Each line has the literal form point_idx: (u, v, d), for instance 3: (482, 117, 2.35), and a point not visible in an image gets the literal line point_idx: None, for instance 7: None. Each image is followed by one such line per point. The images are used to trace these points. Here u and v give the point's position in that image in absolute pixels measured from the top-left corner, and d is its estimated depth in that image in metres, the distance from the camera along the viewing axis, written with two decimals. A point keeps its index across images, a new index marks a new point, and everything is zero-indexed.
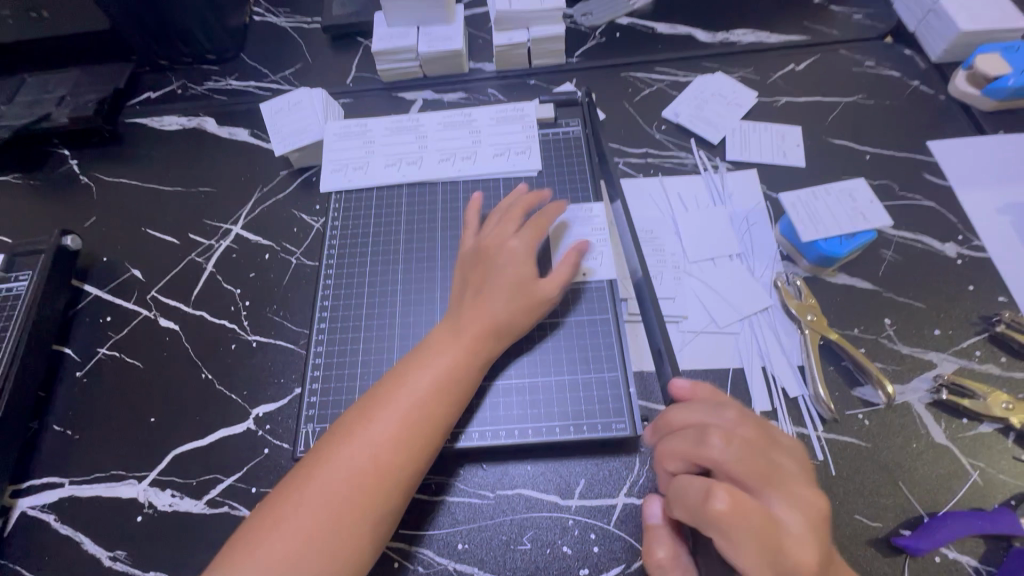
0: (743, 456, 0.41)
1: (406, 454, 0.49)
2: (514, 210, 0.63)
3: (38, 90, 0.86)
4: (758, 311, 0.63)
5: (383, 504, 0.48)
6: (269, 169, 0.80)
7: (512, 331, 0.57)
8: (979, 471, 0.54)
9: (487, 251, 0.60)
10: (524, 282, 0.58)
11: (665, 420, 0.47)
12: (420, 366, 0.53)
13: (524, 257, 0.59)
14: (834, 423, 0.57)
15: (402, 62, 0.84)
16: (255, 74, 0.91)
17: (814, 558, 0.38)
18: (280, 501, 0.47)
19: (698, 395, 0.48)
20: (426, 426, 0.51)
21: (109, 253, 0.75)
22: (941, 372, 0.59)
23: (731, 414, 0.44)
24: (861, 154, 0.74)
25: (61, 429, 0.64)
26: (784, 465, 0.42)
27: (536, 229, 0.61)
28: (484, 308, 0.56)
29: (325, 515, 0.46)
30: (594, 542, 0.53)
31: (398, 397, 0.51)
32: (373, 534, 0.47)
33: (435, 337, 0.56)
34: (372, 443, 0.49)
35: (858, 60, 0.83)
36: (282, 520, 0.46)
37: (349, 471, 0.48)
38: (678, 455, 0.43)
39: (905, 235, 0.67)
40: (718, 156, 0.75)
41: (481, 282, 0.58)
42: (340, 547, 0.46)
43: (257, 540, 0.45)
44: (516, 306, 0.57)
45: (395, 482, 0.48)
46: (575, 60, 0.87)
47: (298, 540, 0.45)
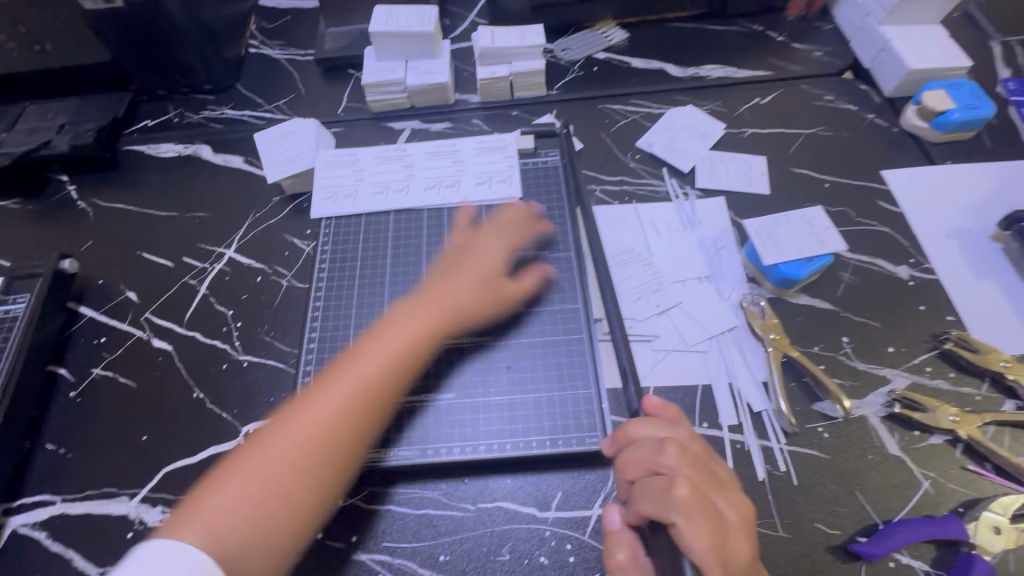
0: (695, 461, 0.46)
1: (355, 419, 0.54)
2: (502, 218, 0.72)
3: (38, 118, 0.89)
4: (725, 330, 0.67)
5: (326, 464, 0.52)
6: (262, 195, 0.84)
7: (471, 320, 0.64)
8: (930, 480, 0.57)
9: (466, 249, 0.69)
10: (490, 279, 0.66)
11: (624, 433, 0.51)
12: (378, 340, 0.60)
13: (499, 258, 0.68)
14: (795, 436, 0.60)
15: (391, 93, 0.89)
16: (250, 103, 0.95)
17: (749, 553, 0.43)
18: (237, 459, 0.51)
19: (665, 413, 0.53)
20: (376, 390, 0.56)
21: (105, 276, 0.78)
22: (894, 387, 0.63)
23: (683, 428, 0.50)
24: (821, 183, 0.79)
25: (54, 447, 0.65)
26: (722, 476, 0.48)
27: (511, 233, 0.70)
28: (446, 293, 0.64)
29: (274, 470, 0.50)
30: (570, 552, 0.55)
31: (352, 367, 0.57)
32: (314, 494, 0.51)
33: (394, 317, 0.63)
34: (323, 408, 0.54)
35: (818, 94, 0.89)
36: (236, 474, 0.50)
37: (299, 430, 0.53)
38: (639, 461, 0.47)
39: (861, 258, 0.72)
40: (689, 183, 0.80)
41: (452, 269, 0.67)
42: (282, 500, 0.50)
43: (211, 497, 0.49)
44: (478, 298, 0.64)
45: (341, 444, 0.53)
46: (555, 92, 0.92)
47: (247, 490, 0.49)
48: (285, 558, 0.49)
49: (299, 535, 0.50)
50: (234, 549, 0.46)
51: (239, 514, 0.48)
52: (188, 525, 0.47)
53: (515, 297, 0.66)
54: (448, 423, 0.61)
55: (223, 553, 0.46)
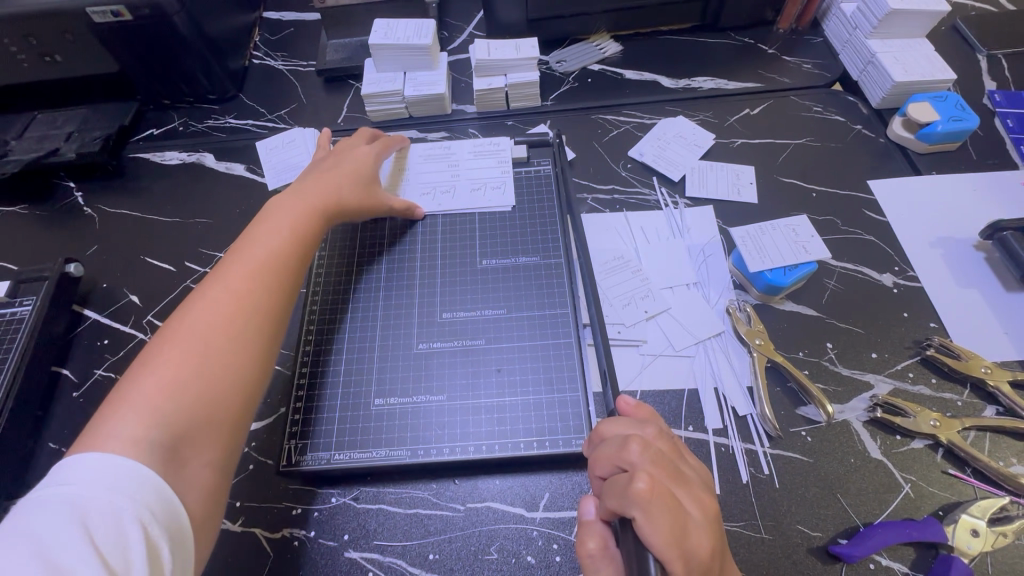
0: (658, 458, 0.47)
1: (266, 285, 0.60)
2: (365, 131, 0.81)
3: (48, 127, 0.92)
4: (711, 336, 0.69)
5: (251, 320, 0.57)
6: (262, 202, 0.86)
7: (358, 210, 0.73)
8: (911, 484, 0.59)
9: (337, 153, 0.77)
10: (369, 176, 0.75)
11: (599, 432, 0.52)
12: (263, 230, 0.65)
13: (367, 157, 0.76)
14: (779, 440, 0.61)
15: (389, 104, 0.91)
16: (252, 113, 0.98)
17: (711, 549, 0.43)
18: (149, 356, 0.53)
19: (638, 412, 0.54)
20: (284, 262, 0.63)
21: (109, 280, 0.80)
22: (876, 392, 0.64)
23: (652, 426, 0.50)
24: (808, 192, 0.80)
25: (56, 446, 0.67)
26: (689, 474, 0.48)
27: (381, 145, 0.80)
28: (324, 178, 0.72)
29: (200, 351, 0.53)
30: (556, 552, 0.56)
31: (246, 257, 0.62)
32: (244, 350, 0.56)
33: (269, 214, 0.67)
34: (233, 284, 0.59)
35: (807, 106, 0.90)
36: (153, 364, 0.52)
37: (213, 313, 0.56)
38: (605, 458, 0.48)
39: (846, 266, 0.73)
40: (679, 192, 0.82)
41: (320, 172, 0.73)
42: (214, 377, 0.53)
43: (133, 385, 0.50)
44: (359, 192, 0.73)
45: (260, 305, 0.59)
46: (549, 103, 0.94)
47: (172, 375, 0.51)
48: (233, 427, 0.53)
49: (240, 420, 0.54)
50: (176, 421, 0.49)
51: (170, 394, 0.50)
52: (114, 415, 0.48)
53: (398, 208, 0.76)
54: (439, 424, 0.62)
55: (168, 428, 0.48)
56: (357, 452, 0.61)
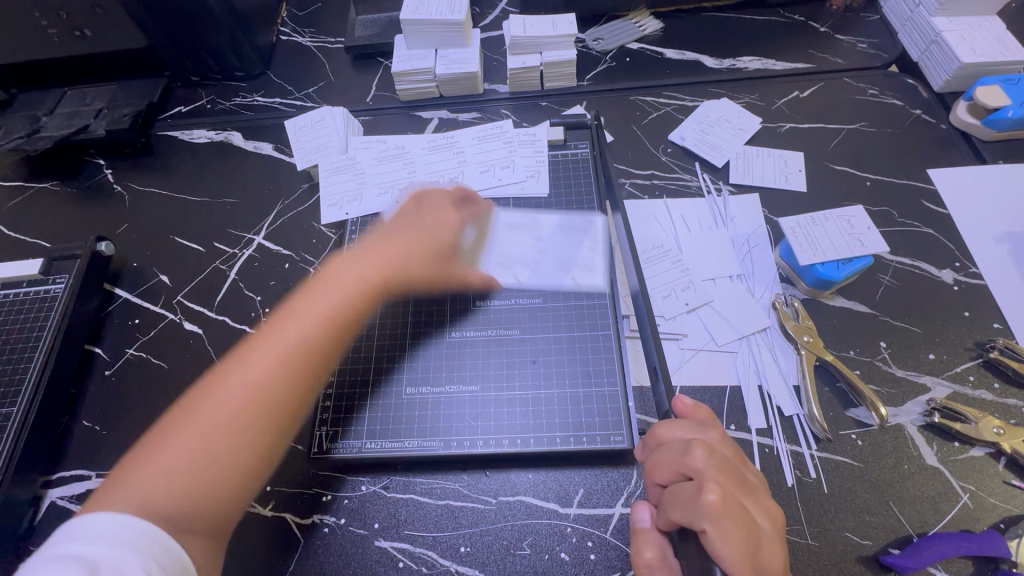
0: (724, 465, 0.44)
1: (287, 376, 0.50)
2: (448, 191, 0.68)
3: (78, 103, 0.91)
4: (756, 331, 0.65)
5: (263, 418, 0.48)
6: (291, 182, 0.84)
7: (422, 279, 0.61)
8: (970, 494, 0.55)
9: (416, 212, 0.64)
10: (444, 245, 0.63)
11: (653, 435, 0.49)
12: (315, 294, 0.55)
13: (450, 226, 0.64)
14: (827, 442, 0.59)
15: (421, 82, 0.88)
16: (280, 91, 0.96)
17: (781, 561, 0.42)
18: (158, 431, 0.47)
19: (695, 414, 0.51)
20: (318, 342, 0.52)
21: (139, 259, 0.80)
22: (934, 396, 0.60)
23: (714, 431, 0.48)
24: (862, 181, 0.76)
25: (90, 424, 0.67)
26: (752, 481, 0.46)
27: (466, 217, 0.67)
28: (393, 243, 0.60)
29: (201, 444, 0.46)
30: (591, 550, 0.55)
31: (291, 324, 0.52)
32: (248, 454, 0.47)
33: (333, 269, 0.57)
34: (263, 364, 0.50)
35: (861, 88, 0.85)
36: (157, 447, 0.46)
37: (225, 399, 0.48)
38: (666, 464, 0.46)
39: (902, 260, 0.69)
40: (722, 179, 0.78)
41: (395, 232, 0.62)
42: (211, 476, 0.46)
43: (137, 464, 0.45)
44: (426, 261, 0.61)
45: (273, 408, 0.49)
46: (585, 83, 0.90)
47: (166, 468, 0.45)
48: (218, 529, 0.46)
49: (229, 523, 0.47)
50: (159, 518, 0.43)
51: (158, 493, 0.43)
52: (105, 496, 0.43)
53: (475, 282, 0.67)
54: (470, 415, 0.61)
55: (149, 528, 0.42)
56: (389, 441, 0.60)
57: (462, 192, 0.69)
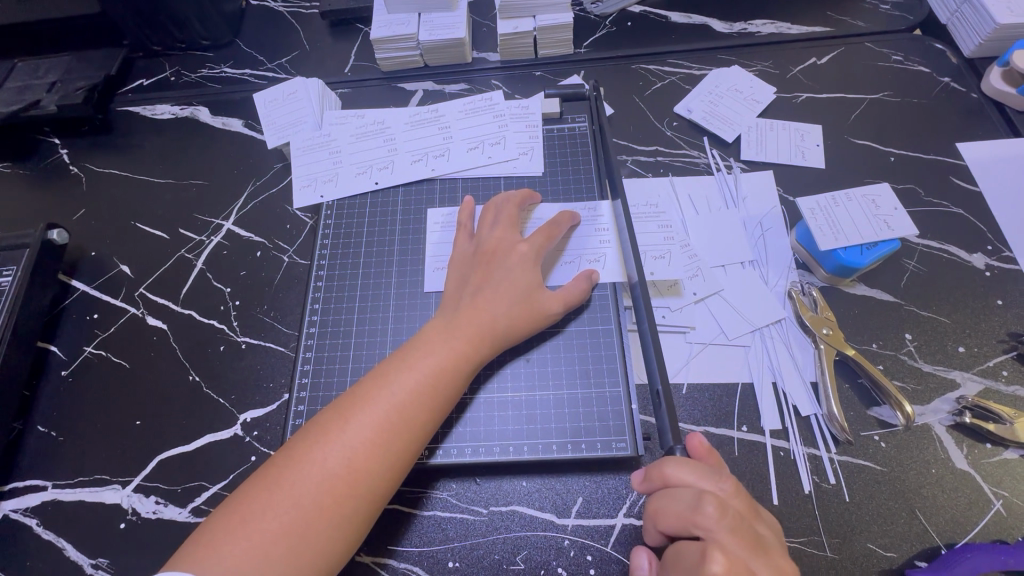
0: (737, 526, 0.40)
1: (386, 458, 0.47)
2: (510, 210, 0.61)
3: (28, 76, 0.83)
4: (770, 323, 0.60)
5: (361, 503, 0.46)
6: (262, 162, 0.77)
7: (513, 337, 0.55)
8: (1002, 501, 0.51)
9: (489, 254, 0.58)
10: (530, 290, 0.56)
11: (660, 471, 0.43)
12: (405, 365, 0.51)
13: (530, 263, 0.58)
14: (848, 445, 0.54)
15: (402, 51, 0.80)
16: (250, 61, 0.88)
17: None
18: (251, 499, 0.45)
19: (707, 456, 0.44)
20: (417, 422, 0.49)
21: (98, 248, 0.73)
22: (964, 393, 0.55)
23: (728, 481, 0.42)
24: (885, 156, 0.69)
25: (46, 430, 0.62)
26: (765, 534, 0.41)
27: (545, 236, 0.59)
28: (481, 302, 0.55)
29: (295, 522, 0.44)
30: (591, 564, 0.50)
31: (380, 397, 0.49)
32: (342, 542, 0.45)
33: (423, 337, 0.54)
34: (355, 441, 0.47)
35: (885, 54, 0.78)
36: (248, 519, 0.44)
37: (323, 475, 0.45)
38: (673, 516, 0.41)
39: (929, 244, 0.63)
40: (733, 155, 0.71)
41: (480, 284, 0.56)
42: (304, 557, 0.43)
43: (223, 536, 0.43)
44: (517, 312, 0.55)
45: (368, 489, 0.46)
46: (582, 50, 0.82)
47: (257, 545, 0.43)
48: None
49: None
50: None
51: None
52: (203, 562, 0.42)
53: (560, 312, 0.57)
54: (458, 419, 0.56)
55: None
56: None
57: (520, 205, 0.63)
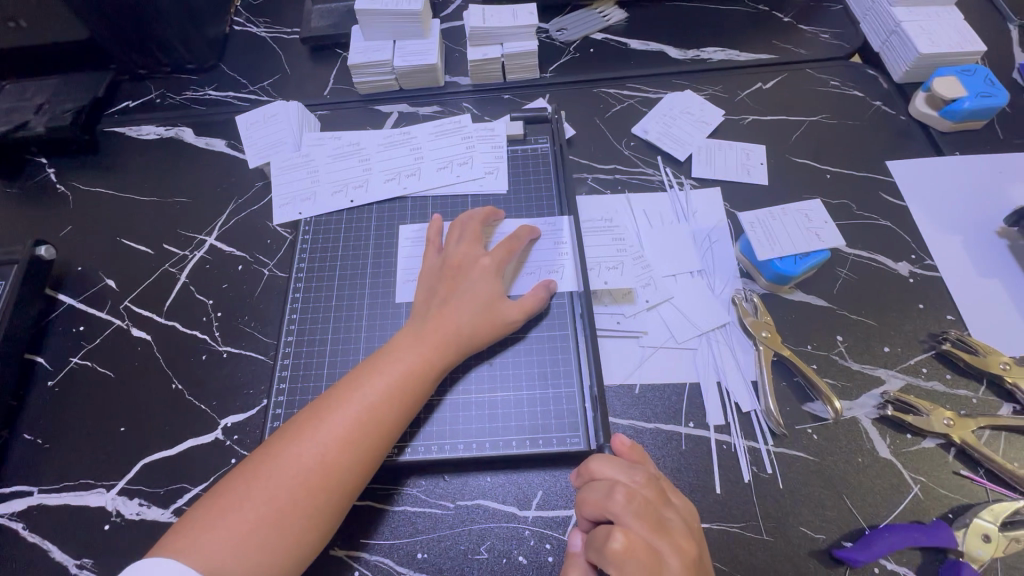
0: (643, 510, 0.45)
1: (357, 454, 0.51)
2: (474, 226, 0.66)
3: (16, 98, 0.87)
4: (715, 327, 0.65)
5: (333, 496, 0.50)
6: (243, 180, 0.81)
7: (476, 343, 0.60)
8: (921, 486, 0.56)
9: (455, 267, 0.63)
10: (492, 300, 0.61)
11: (586, 468, 0.49)
12: (376, 369, 0.56)
13: (493, 276, 0.62)
14: (783, 437, 0.59)
15: (378, 75, 0.85)
16: (233, 84, 0.92)
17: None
18: (229, 493, 0.49)
19: (630, 454, 0.51)
20: (386, 422, 0.53)
21: (84, 263, 0.76)
22: (887, 389, 0.61)
23: (640, 474, 0.48)
24: (822, 173, 0.76)
25: (32, 438, 0.65)
26: (673, 521, 0.46)
27: (507, 250, 0.64)
28: (448, 311, 0.59)
29: (270, 512, 0.47)
30: (549, 552, 0.54)
31: (352, 399, 0.53)
32: (315, 531, 0.49)
33: (394, 344, 0.58)
34: (328, 439, 0.51)
35: (823, 79, 0.85)
36: (226, 511, 0.47)
37: (297, 470, 0.49)
38: (590, 504, 0.46)
39: (860, 253, 0.69)
40: (684, 173, 0.77)
41: (447, 294, 0.61)
42: (279, 545, 0.47)
43: (203, 526, 0.47)
44: (480, 320, 0.60)
45: (339, 483, 0.50)
46: (548, 75, 0.88)
47: (234, 534, 0.46)
48: None
49: None
50: None
51: (229, 562, 0.45)
52: (183, 550, 0.45)
53: (521, 321, 0.61)
54: (426, 420, 0.60)
55: None
56: None
57: (483, 221, 0.67)
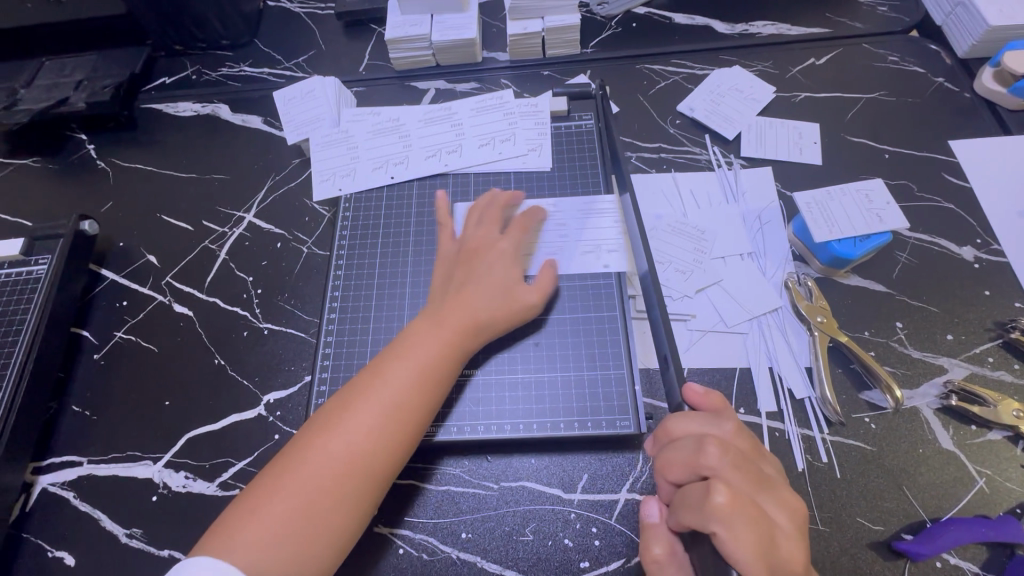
0: (739, 461, 0.42)
1: (385, 443, 0.50)
2: (493, 211, 0.65)
3: (56, 74, 0.87)
4: (768, 312, 0.63)
5: (364, 484, 0.49)
6: (281, 157, 0.80)
7: (497, 328, 0.58)
8: (986, 479, 0.54)
9: (471, 252, 0.62)
10: (510, 285, 0.59)
11: (664, 428, 0.46)
12: (397, 358, 0.55)
13: (510, 259, 0.61)
14: (839, 426, 0.57)
15: (415, 50, 0.83)
16: (268, 60, 0.91)
17: (802, 556, 0.40)
18: (264, 487, 0.48)
19: (707, 401, 0.47)
20: (412, 410, 0.52)
21: (126, 239, 0.77)
22: (951, 378, 0.58)
23: (730, 423, 0.45)
24: (880, 153, 0.72)
25: (80, 410, 0.66)
26: (770, 474, 0.45)
27: (519, 232, 0.63)
28: (462, 297, 0.58)
29: (305, 504, 0.47)
30: (595, 535, 0.53)
31: (375, 388, 0.52)
32: (350, 520, 0.48)
33: (412, 332, 0.57)
34: (355, 429, 0.50)
35: (881, 55, 0.80)
36: (262, 505, 0.47)
37: (327, 463, 0.49)
38: (679, 464, 0.43)
39: (921, 237, 0.66)
40: (733, 152, 0.74)
41: (464, 280, 0.59)
42: (317, 535, 0.47)
43: (241, 521, 0.47)
44: (499, 305, 0.58)
45: (370, 471, 0.49)
46: (589, 50, 0.85)
47: (273, 526, 0.46)
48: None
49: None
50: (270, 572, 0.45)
51: (270, 555, 0.45)
52: (224, 546, 0.45)
53: (539, 304, 0.60)
54: (471, 399, 0.59)
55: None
56: None
57: (505, 206, 0.66)
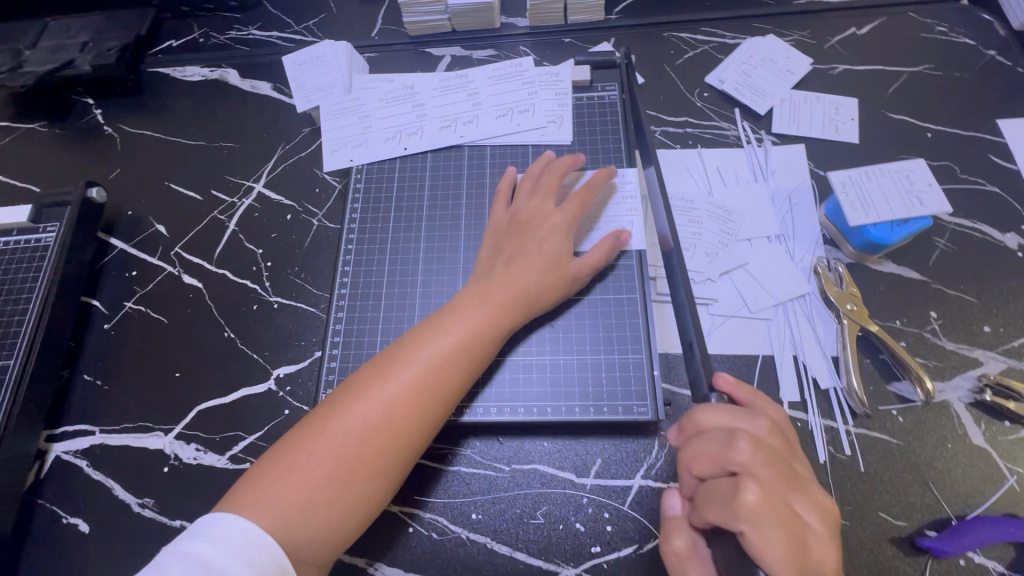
0: (771, 460, 0.40)
1: (422, 415, 0.49)
2: (550, 180, 0.62)
3: (61, 35, 0.84)
4: (795, 297, 0.60)
5: (398, 456, 0.48)
6: (291, 126, 0.78)
7: (541, 301, 0.56)
8: (1017, 477, 0.52)
9: (524, 224, 0.59)
10: (558, 256, 0.57)
11: (691, 419, 0.44)
12: (439, 328, 0.53)
13: (563, 232, 0.59)
14: (864, 418, 0.55)
15: (430, 14, 0.79)
16: (277, 23, 0.88)
17: (830, 556, 0.39)
18: (296, 448, 0.47)
19: (740, 392, 0.45)
20: (449, 384, 0.51)
21: (134, 207, 0.75)
22: (986, 372, 0.55)
23: (764, 420, 0.42)
24: (921, 132, 0.68)
25: (91, 379, 0.65)
26: (801, 472, 0.42)
27: (577, 203, 0.60)
28: (511, 269, 0.56)
29: (337, 471, 0.46)
30: (607, 521, 0.53)
31: (416, 358, 0.51)
32: (380, 489, 0.48)
33: (457, 302, 0.55)
34: (394, 398, 0.49)
35: (928, 25, 0.75)
36: (294, 467, 0.46)
37: (362, 430, 0.48)
38: (707, 458, 0.41)
39: (962, 222, 0.63)
40: (764, 128, 0.70)
41: (514, 252, 0.58)
42: (347, 501, 0.46)
43: (270, 483, 0.46)
44: (546, 277, 0.56)
45: (404, 442, 0.49)
46: (613, 17, 0.80)
47: (303, 489, 0.46)
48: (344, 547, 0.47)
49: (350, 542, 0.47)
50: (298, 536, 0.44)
51: (299, 518, 0.45)
52: (254, 502, 0.45)
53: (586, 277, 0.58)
54: (485, 380, 0.57)
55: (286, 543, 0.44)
56: None
57: (563, 175, 0.62)
